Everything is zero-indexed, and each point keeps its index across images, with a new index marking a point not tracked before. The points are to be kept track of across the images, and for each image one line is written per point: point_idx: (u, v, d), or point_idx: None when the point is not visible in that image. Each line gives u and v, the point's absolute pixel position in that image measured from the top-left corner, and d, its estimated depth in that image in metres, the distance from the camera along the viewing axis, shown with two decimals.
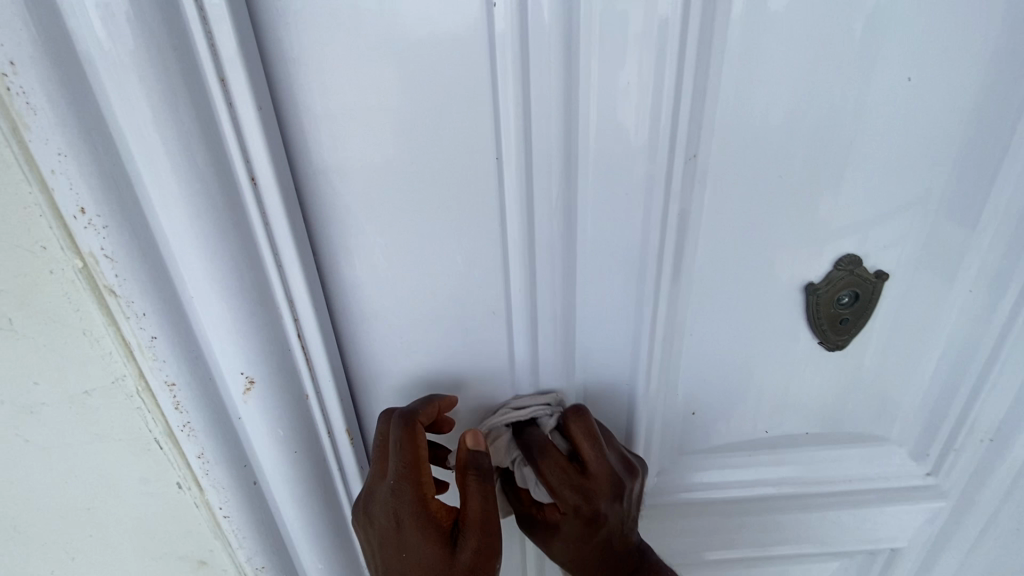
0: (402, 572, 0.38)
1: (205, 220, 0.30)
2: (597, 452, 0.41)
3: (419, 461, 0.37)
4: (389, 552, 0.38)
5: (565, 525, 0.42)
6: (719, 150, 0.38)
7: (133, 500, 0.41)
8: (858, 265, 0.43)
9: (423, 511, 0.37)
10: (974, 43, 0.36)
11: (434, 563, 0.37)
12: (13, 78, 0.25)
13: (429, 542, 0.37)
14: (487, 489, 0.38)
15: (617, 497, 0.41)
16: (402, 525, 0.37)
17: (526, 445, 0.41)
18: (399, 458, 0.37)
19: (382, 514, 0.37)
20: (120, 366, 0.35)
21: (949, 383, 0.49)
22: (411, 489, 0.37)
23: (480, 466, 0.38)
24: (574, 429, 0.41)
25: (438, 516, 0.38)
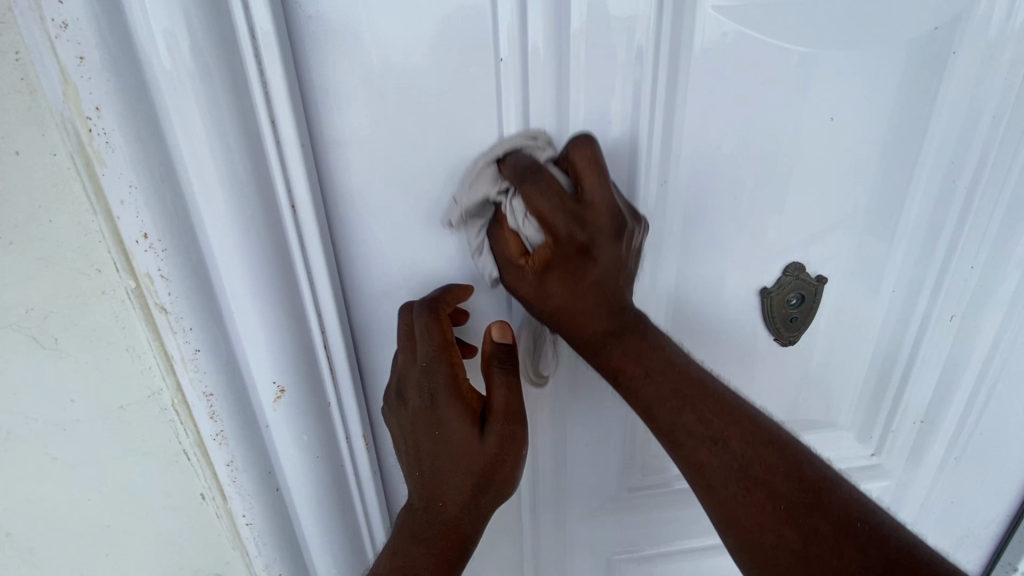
0: (432, 448, 0.41)
1: (253, 244, 0.34)
2: (599, 177, 0.38)
3: (446, 340, 0.40)
4: (422, 434, 0.41)
5: (559, 256, 0.39)
6: (685, 177, 0.45)
7: (154, 515, 0.43)
8: (802, 271, 0.51)
9: (455, 390, 0.40)
10: (881, 90, 0.45)
11: (465, 442, 0.40)
12: (96, 121, 0.29)
13: (461, 424, 0.40)
14: (510, 378, 0.41)
15: (615, 233, 0.39)
16: (437, 406, 0.40)
17: (521, 172, 0.37)
18: (429, 342, 0.39)
19: (417, 395, 0.40)
20: (159, 380, 0.38)
21: (885, 373, 0.57)
22: (440, 369, 0.39)
23: (501, 356, 0.42)
24: (578, 157, 0.38)
25: (470, 399, 0.41)
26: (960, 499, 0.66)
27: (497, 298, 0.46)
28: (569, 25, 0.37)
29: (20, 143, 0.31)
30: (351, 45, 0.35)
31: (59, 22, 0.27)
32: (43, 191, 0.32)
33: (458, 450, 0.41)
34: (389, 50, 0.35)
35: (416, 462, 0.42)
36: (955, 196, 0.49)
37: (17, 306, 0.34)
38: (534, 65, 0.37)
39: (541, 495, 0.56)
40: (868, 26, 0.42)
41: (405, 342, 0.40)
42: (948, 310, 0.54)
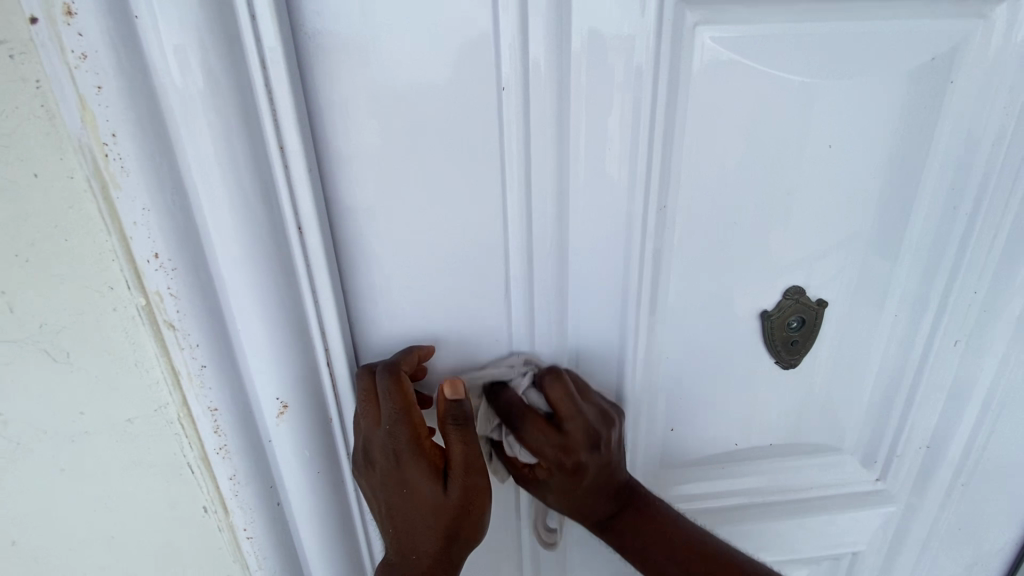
0: (401, 504, 0.42)
1: (259, 263, 0.35)
2: (573, 407, 0.46)
3: (407, 403, 0.40)
4: (391, 490, 0.41)
5: (552, 481, 0.48)
6: (684, 200, 0.45)
7: (158, 526, 0.44)
8: (802, 294, 0.51)
9: (419, 450, 0.41)
10: (881, 116, 0.45)
11: (430, 499, 0.41)
12: (112, 146, 0.31)
13: (426, 480, 0.41)
14: (469, 436, 0.41)
15: (596, 446, 0.47)
16: (403, 465, 0.40)
17: (509, 413, 0.46)
18: (390, 407, 0.40)
19: (383, 457, 0.41)
20: (165, 394, 0.39)
21: (889, 397, 0.57)
22: (403, 432, 0.40)
23: (457, 415, 0.41)
24: (552, 389, 0.46)
25: (433, 455, 0.41)
26: (968, 528, 0.65)
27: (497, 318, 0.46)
28: (568, 56, 0.38)
29: (39, 166, 0.32)
30: (356, 74, 0.36)
31: (79, 54, 0.29)
32: (60, 212, 0.33)
33: (424, 505, 0.42)
34: (394, 79, 0.37)
35: (388, 513, 0.42)
36: (956, 223, 0.49)
37: (31, 320, 0.36)
38: (533, 94, 0.38)
39: (540, 514, 0.56)
40: (866, 55, 0.43)
41: (366, 404, 0.40)
42: (950, 336, 0.54)
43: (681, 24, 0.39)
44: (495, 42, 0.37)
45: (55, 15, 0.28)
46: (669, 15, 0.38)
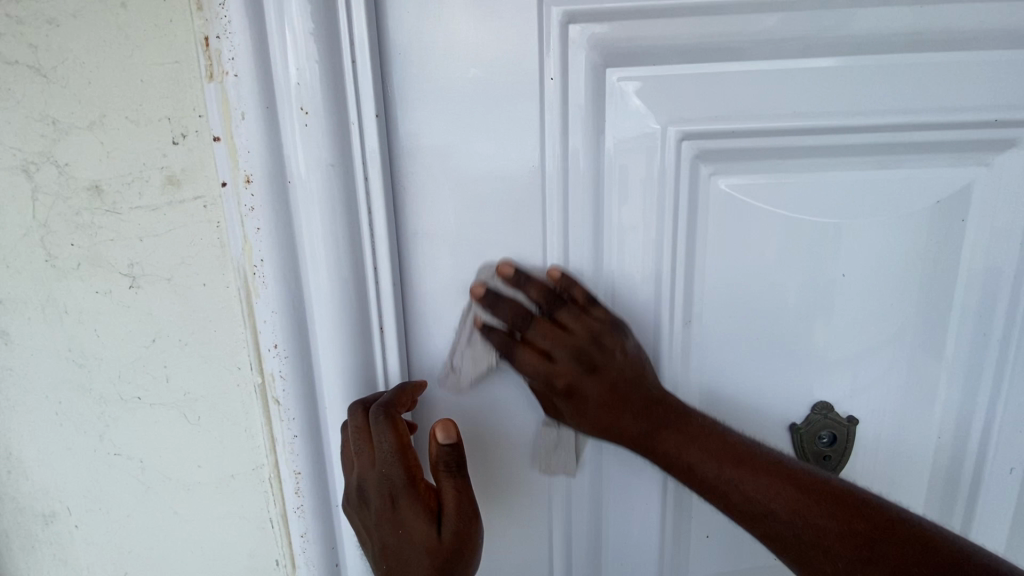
0: (393, 545, 0.42)
1: (349, 356, 0.45)
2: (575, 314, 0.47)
3: (403, 444, 0.43)
4: (386, 531, 0.43)
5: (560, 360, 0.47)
6: (710, 316, 0.51)
7: (239, 573, 0.51)
8: (830, 409, 0.53)
9: (412, 487, 0.43)
10: (900, 247, 0.49)
11: (425, 541, 0.42)
12: (259, 267, 0.42)
13: (420, 519, 0.42)
14: (459, 481, 0.45)
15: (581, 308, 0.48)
16: (397, 505, 0.42)
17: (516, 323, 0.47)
18: (386, 445, 0.42)
19: (378, 495, 0.43)
20: (263, 457, 0.48)
21: (939, 521, 0.56)
22: (400, 469, 0.42)
23: (450, 461, 0.45)
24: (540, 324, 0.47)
25: (426, 496, 0.43)
26: None
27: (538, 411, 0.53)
28: (603, 201, 0.48)
29: (207, 278, 0.44)
30: (435, 216, 0.47)
31: (249, 206, 0.41)
32: (214, 311, 0.45)
33: (417, 547, 0.42)
34: (462, 217, 0.47)
35: (384, 557, 0.43)
36: (992, 347, 0.51)
37: (179, 390, 0.47)
38: (574, 230, 0.48)
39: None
40: (876, 198, 0.48)
41: (361, 440, 0.43)
42: (1004, 459, 0.53)
43: (699, 175, 0.47)
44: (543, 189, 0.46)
45: (239, 182, 0.41)
46: (686, 172, 0.47)
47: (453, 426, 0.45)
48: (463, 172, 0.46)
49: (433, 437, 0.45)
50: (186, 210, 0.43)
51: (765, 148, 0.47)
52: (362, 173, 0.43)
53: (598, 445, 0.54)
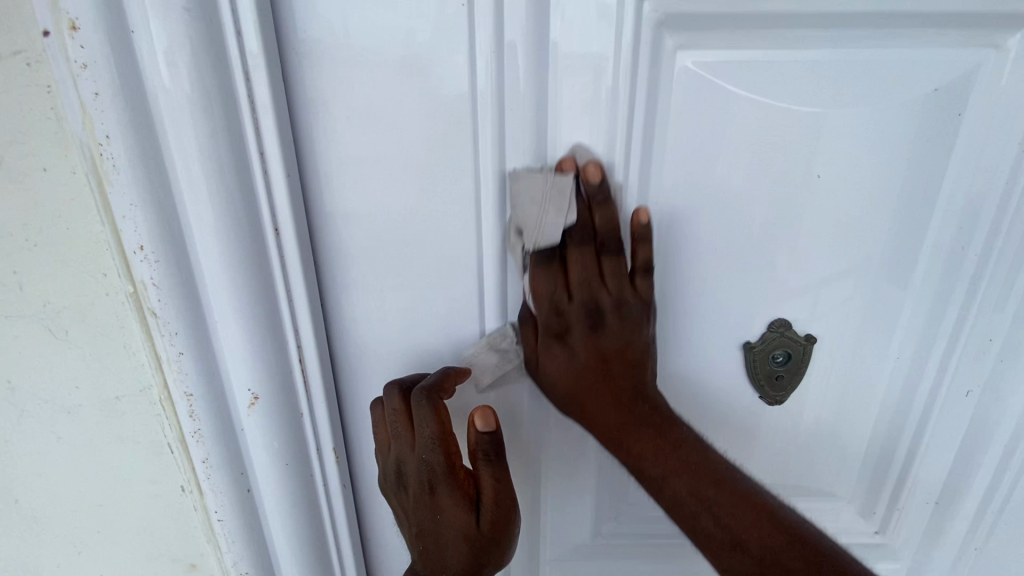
0: (431, 526, 0.46)
1: (238, 262, 0.38)
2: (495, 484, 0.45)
3: (444, 430, 0.43)
4: (425, 513, 0.46)
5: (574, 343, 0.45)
6: (664, 224, 0.45)
7: (140, 500, 0.47)
8: (787, 327, 0.49)
9: (451, 476, 0.45)
10: (886, 147, 0.43)
11: (461, 525, 0.45)
12: (106, 147, 0.34)
13: (457, 505, 0.45)
14: (498, 470, 0.44)
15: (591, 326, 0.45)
16: (436, 492, 0.45)
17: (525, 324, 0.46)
18: (426, 434, 0.43)
19: (417, 479, 0.45)
20: (149, 377, 0.41)
21: (889, 445, 0.54)
22: (439, 460, 0.43)
23: (488, 451, 0.43)
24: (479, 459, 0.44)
25: (464, 482, 0.45)
26: None
27: (473, 331, 0.47)
28: (546, 81, 0.39)
29: (47, 162, 0.35)
30: (338, 93, 0.38)
31: (81, 63, 0.32)
32: (62, 204, 0.36)
33: (455, 529, 0.46)
34: (372, 94, 0.38)
35: (419, 537, 0.47)
36: (967, 266, 0.47)
37: (37, 300, 0.39)
38: (510, 117, 0.39)
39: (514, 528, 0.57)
40: (865, 87, 0.41)
41: (400, 426, 0.44)
42: (962, 385, 0.51)
43: (661, 50, 0.39)
44: (471, 60, 0.38)
45: (62, 29, 0.31)
46: (647, 47, 0.39)
47: (492, 413, 0.43)
48: (370, 36, 0.37)
49: (472, 424, 0.43)
50: (4, 69, 0.33)
51: (741, 17, 0.38)
52: (235, 27, 0.34)
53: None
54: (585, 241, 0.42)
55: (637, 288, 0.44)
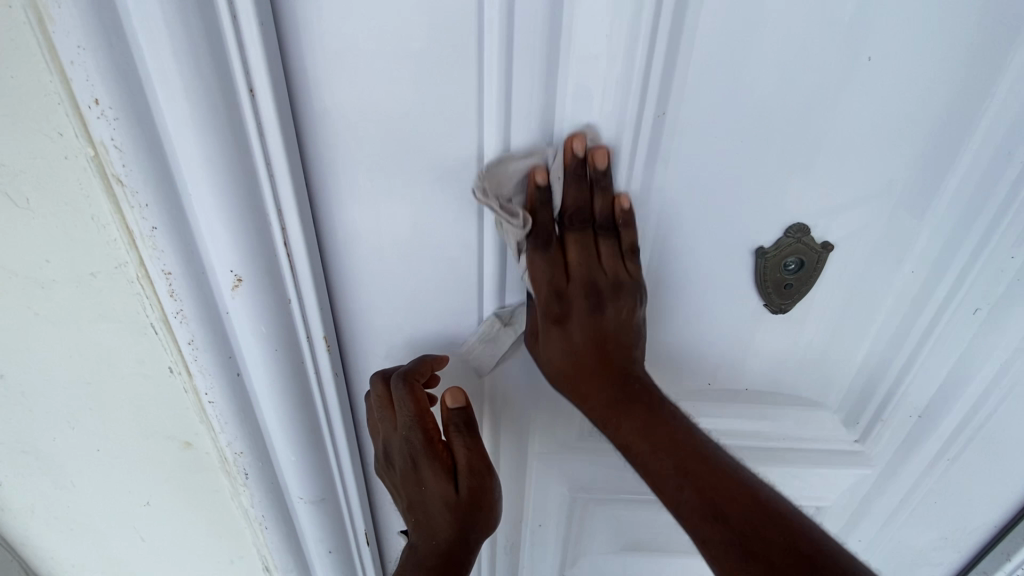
0: (417, 497, 0.49)
1: (209, 125, 0.34)
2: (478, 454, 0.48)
3: (421, 408, 0.46)
4: (410, 486, 0.48)
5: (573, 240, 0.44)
6: (687, 112, 0.41)
7: (128, 379, 0.46)
8: (805, 233, 0.47)
9: (433, 455, 0.47)
10: (943, 29, 0.38)
11: (445, 497, 0.48)
12: None
13: (438, 477, 0.47)
14: (471, 440, 0.48)
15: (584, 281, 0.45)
16: (418, 467, 0.47)
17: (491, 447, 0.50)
18: (406, 413, 0.45)
19: (401, 456, 0.48)
20: (123, 253, 0.39)
21: (884, 358, 0.55)
22: (420, 437, 0.46)
23: (460, 422, 0.48)
24: (457, 437, 0.48)
25: (443, 456, 0.48)
26: (945, 500, 0.65)
27: (470, 222, 0.44)
28: None
29: None
30: None
31: None
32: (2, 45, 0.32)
33: (438, 500, 0.48)
34: None
35: (409, 506, 0.50)
36: (1004, 176, 0.44)
37: None
38: None
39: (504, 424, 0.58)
40: None
41: (382, 405, 0.47)
42: (971, 302, 0.50)
43: None
44: None
45: None
46: None
47: (462, 393, 0.48)
48: None
49: (444, 402, 0.48)
50: None
51: None
52: None
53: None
54: (584, 226, 0.44)
55: (630, 272, 0.46)
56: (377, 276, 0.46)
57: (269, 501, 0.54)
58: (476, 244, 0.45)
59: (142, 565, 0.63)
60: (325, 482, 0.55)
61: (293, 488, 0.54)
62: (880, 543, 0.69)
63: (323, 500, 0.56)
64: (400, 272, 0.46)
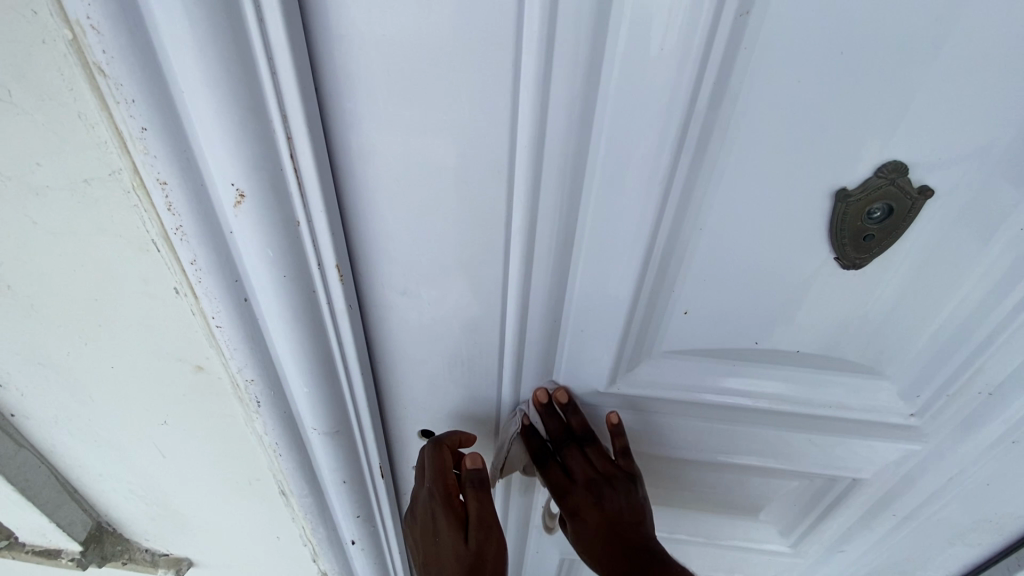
0: (433, 548, 0.58)
1: (198, 4, 0.28)
2: (484, 532, 0.57)
3: (443, 467, 0.56)
4: (428, 537, 0.59)
5: (555, 425, 0.57)
6: (780, 13, 0.32)
7: (136, 299, 0.44)
8: (901, 174, 0.39)
9: (449, 509, 0.57)
10: None
11: (454, 548, 0.57)
12: None
13: (451, 527, 0.57)
14: (481, 493, 0.58)
15: (576, 430, 0.57)
16: (435, 517, 0.57)
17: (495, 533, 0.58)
18: (429, 461, 0.56)
19: (423, 508, 0.59)
20: (116, 159, 0.35)
21: (963, 327, 0.48)
22: (438, 487, 0.56)
23: (475, 479, 0.58)
24: (471, 498, 0.58)
25: (457, 510, 0.58)
26: (999, 483, 0.60)
27: (501, 144, 0.38)
28: None
29: None
30: None
31: None
32: None
33: (447, 549, 0.57)
34: None
35: (425, 557, 0.59)
36: None
37: None
38: None
39: (525, 387, 0.56)
40: None
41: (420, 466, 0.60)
42: None
43: None
44: None
45: None
46: None
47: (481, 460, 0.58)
48: None
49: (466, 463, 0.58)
50: None
51: None
52: None
53: (576, 200, 0.41)
54: (562, 426, 0.57)
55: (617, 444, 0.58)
56: (393, 203, 0.41)
57: (283, 429, 0.53)
58: (506, 170, 0.39)
59: (165, 479, 0.64)
60: (340, 415, 0.53)
61: (306, 419, 0.52)
62: (916, 520, 0.65)
63: (338, 432, 0.54)
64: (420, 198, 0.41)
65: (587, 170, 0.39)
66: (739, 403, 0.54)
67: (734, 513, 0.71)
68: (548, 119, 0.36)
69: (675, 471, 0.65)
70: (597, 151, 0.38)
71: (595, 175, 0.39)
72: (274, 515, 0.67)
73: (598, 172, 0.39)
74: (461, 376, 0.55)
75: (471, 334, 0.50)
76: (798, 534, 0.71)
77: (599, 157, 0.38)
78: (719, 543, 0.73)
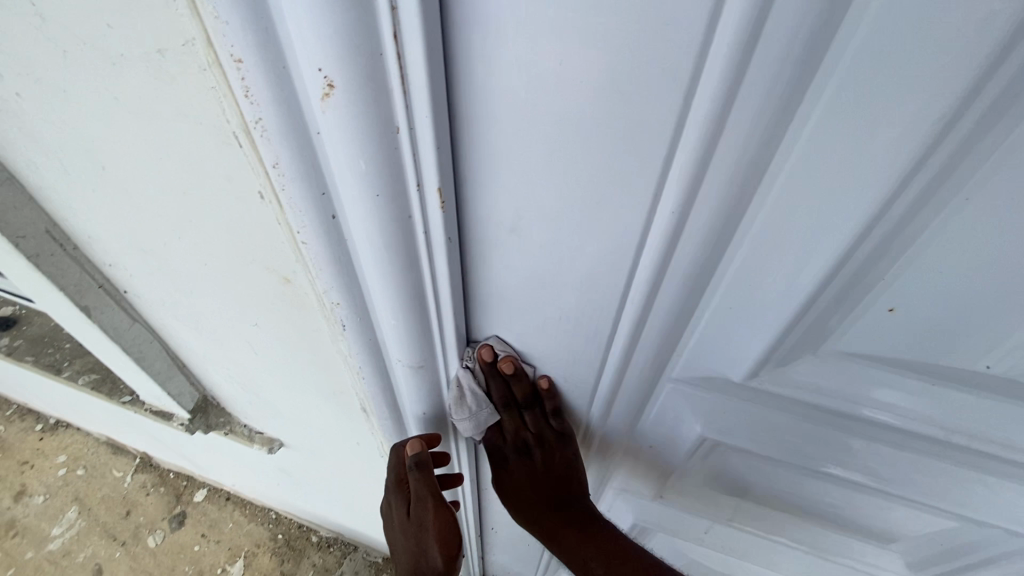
0: (396, 516, 0.66)
1: None
2: (417, 526, 0.60)
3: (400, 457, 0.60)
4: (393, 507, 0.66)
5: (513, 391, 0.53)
6: None
7: (222, 198, 0.39)
8: None
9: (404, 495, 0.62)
10: None
11: (404, 524, 0.64)
12: None
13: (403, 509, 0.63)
14: (420, 493, 0.58)
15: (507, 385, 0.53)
16: (397, 496, 0.64)
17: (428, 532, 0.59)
18: (397, 448, 0.60)
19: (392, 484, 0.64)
20: (188, 25, 0.28)
21: None
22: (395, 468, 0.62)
23: (416, 478, 0.57)
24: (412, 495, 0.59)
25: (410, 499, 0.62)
26: None
27: (685, 52, 0.25)
28: None
29: None
30: None
31: None
32: None
33: (402, 523, 0.65)
34: None
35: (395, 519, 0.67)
36: None
37: None
38: None
39: (635, 361, 0.47)
40: None
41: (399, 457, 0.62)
42: None
43: None
44: None
45: None
46: None
47: (421, 462, 0.57)
48: None
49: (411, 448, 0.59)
50: None
51: None
52: None
53: (773, 148, 0.30)
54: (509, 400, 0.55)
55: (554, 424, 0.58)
56: (520, 119, 0.31)
57: (367, 356, 0.49)
58: (681, 100, 0.27)
59: (258, 374, 0.65)
60: (426, 352, 0.48)
61: (392, 350, 0.48)
62: None
63: (423, 368, 0.49)
64: (551, 127, 0.30)
65: (803, 109, 0.27)
66: (908, 421, 0.44)
67: (850, 527, 0.61)
68: (771, 18, 0.23)
69: (793, 470, 0.56)
70: (828, 81, 0.26)
71: (812, 115, 0.28)
72: (355, 426, 0.67)
73: (818, 112, 0.28)
74: (566, 343, 0.47)
75: (589, 295, 0.41)
76: (922, 560, 0.61)
77: (829, 88, 0.26)
78: (819, 544, 0.65)
